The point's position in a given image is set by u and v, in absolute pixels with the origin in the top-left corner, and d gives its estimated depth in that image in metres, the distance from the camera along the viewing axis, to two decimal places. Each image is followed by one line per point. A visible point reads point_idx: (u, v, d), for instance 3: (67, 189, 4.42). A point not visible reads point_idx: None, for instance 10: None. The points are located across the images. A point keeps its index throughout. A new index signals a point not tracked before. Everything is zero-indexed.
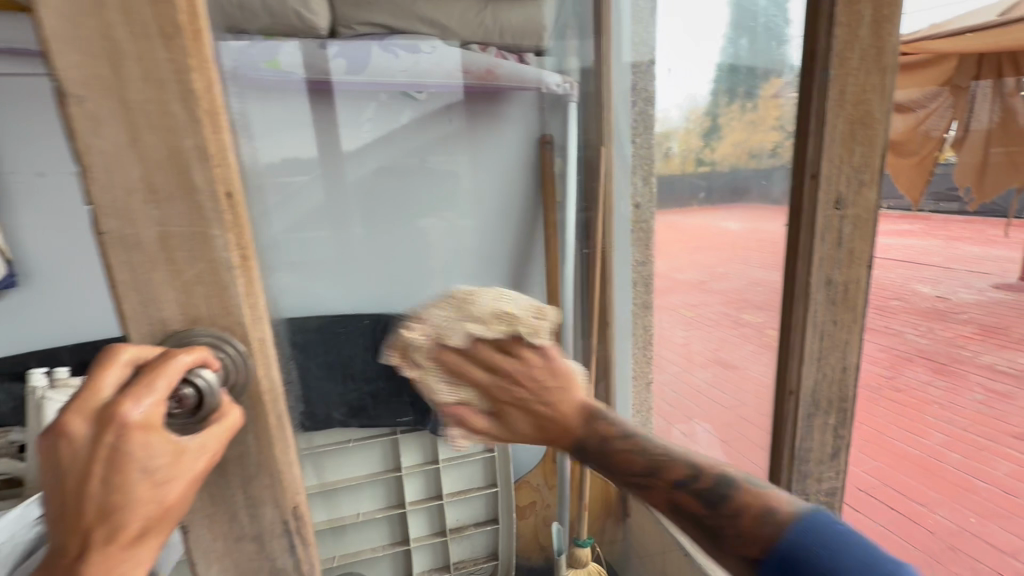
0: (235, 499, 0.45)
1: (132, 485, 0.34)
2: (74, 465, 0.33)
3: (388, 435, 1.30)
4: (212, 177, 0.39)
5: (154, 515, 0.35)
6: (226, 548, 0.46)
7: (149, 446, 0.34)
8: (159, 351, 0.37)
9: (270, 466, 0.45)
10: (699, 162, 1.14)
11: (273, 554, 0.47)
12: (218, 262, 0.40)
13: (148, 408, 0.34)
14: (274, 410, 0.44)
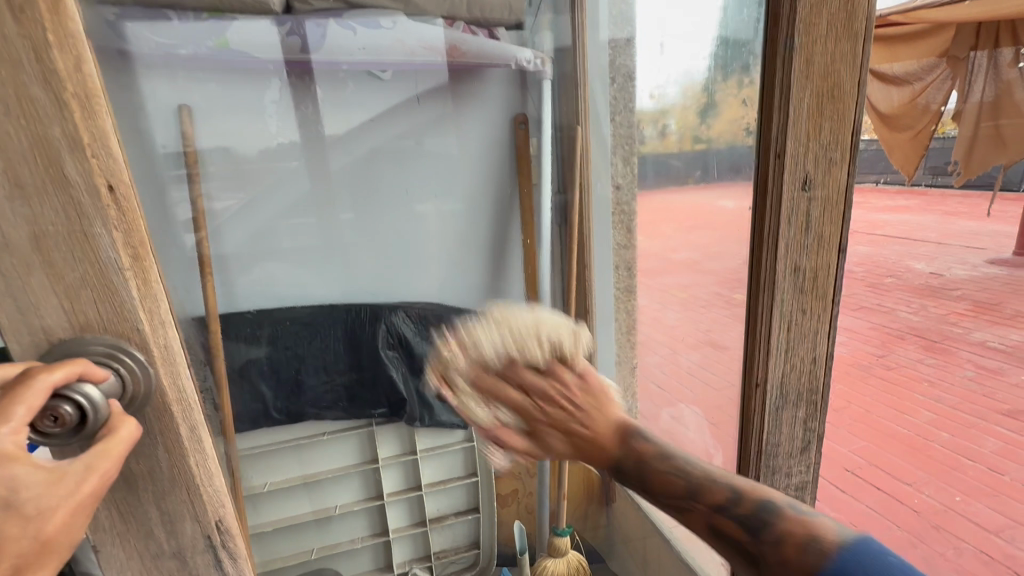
0: (149, 516, 0.41)
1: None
2: None
3: (365, 426, 1.28)
4: (88, 169, 0.34)
5: (29, 555, 0.31)
6: (143, 567, 0.42)
7: (12, 479, 0.30)
8: (20, 371, 0.33)
9: (187, 482, 0.41)
10: (697, 140, 0.97)
11: (197, 570, 0.44)
12: (104, 264, 0.35)
13: (5, 438, 0.30)
14: (186, 421, 0.40)
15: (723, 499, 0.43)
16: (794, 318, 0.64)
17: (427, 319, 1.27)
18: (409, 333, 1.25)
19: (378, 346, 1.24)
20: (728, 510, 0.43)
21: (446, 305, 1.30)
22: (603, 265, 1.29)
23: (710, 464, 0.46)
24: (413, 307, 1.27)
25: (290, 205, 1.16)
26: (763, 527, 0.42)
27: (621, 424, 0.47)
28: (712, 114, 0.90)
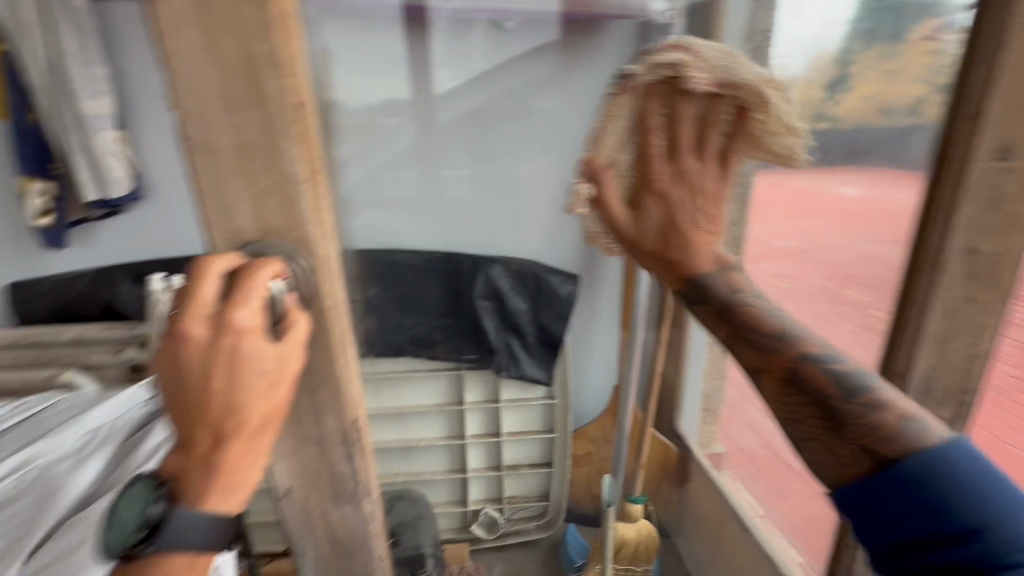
0: (301, 406, 0.45)
1: (250, 385, 0.37)
2: (196, 366, 0.36)
3: (452, 369, 1.33)
4: (283, 86, 0.37)
5: (269, 413, 0.39)
6: (291, 449, 0.47)
7: (260, 351, 0.37)
8: (246, 260, 0.39)
9: (333, 382, 0.45)
10: (829, 121, 0.85)
11: (334, 460, 0.48)
12: (287, 175, 0.39)
13: (254, 315, 0.37)
14: (338, 327, 0.44)
15: (813, 357, 0.49)
16: (957, 308, 0.59)
17: (523, 275, 1.30)
18: (505, 285, 1.29)
19: (475, 295, 1.27)
20: (800, 362, 0.49)
21: (545, 264, 1.31)
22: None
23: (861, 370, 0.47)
24: (511, 262, 1.29)
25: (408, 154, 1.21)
26: (889, 423, 0.42)
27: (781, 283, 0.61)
28: (842, 89, 0.84)
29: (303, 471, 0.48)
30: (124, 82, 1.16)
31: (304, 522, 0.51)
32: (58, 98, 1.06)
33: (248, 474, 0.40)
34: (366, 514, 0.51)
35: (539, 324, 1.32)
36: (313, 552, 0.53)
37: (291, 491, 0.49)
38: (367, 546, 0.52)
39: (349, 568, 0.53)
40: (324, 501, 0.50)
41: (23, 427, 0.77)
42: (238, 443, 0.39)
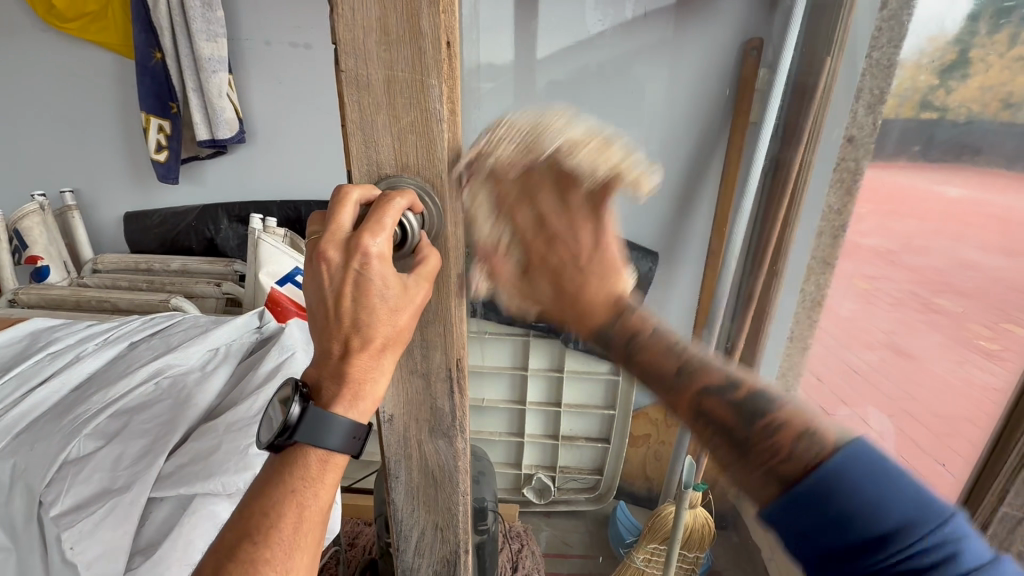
0: (413, 338, 0.51)
1: (375, 307, 0.40)
2: (333, 286, 0.40)
3: (521, 335, 1.25)
4: (437, 25, 0.39)
5: (391, 336, 0.41)
6: (402, 377, 0.53)
7: (384, 277, 0.39)
8: (377, 192, 0.41)
9: (444, 318, 0.50)
10: (923, 106, 0.87)
11: (435, 395, 0.54)
12: (430, 113, 0.42)
13: (382, 244, 0.39)
14: (456, 266, 0.48)
15: (717, 385, 0.48)
16: None
17: None
18: None
19: None
20: (705, 393, 0.48)
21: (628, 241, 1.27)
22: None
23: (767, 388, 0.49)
24: None
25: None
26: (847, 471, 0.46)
27: (615, 298, 0.61)
28: (960, 75, 0.80)
29: (408, 400, 0.55)
30: (237, 29, 1.20)
31: (401, 448, 0.58)
32: (183, 42, 1.15)
33: (374, 387, 0.42)
34: (457, 449, 0.57)
35: None
36: (406, 478, 0.60)
37: (394, 418, 0.56)
38: (454, 479, 0.59)
39: (436, 496, 0.60)
40: (422, 430, 0.56)
41: (154, 341, 0.84)
42: (365, 358, 0.41)
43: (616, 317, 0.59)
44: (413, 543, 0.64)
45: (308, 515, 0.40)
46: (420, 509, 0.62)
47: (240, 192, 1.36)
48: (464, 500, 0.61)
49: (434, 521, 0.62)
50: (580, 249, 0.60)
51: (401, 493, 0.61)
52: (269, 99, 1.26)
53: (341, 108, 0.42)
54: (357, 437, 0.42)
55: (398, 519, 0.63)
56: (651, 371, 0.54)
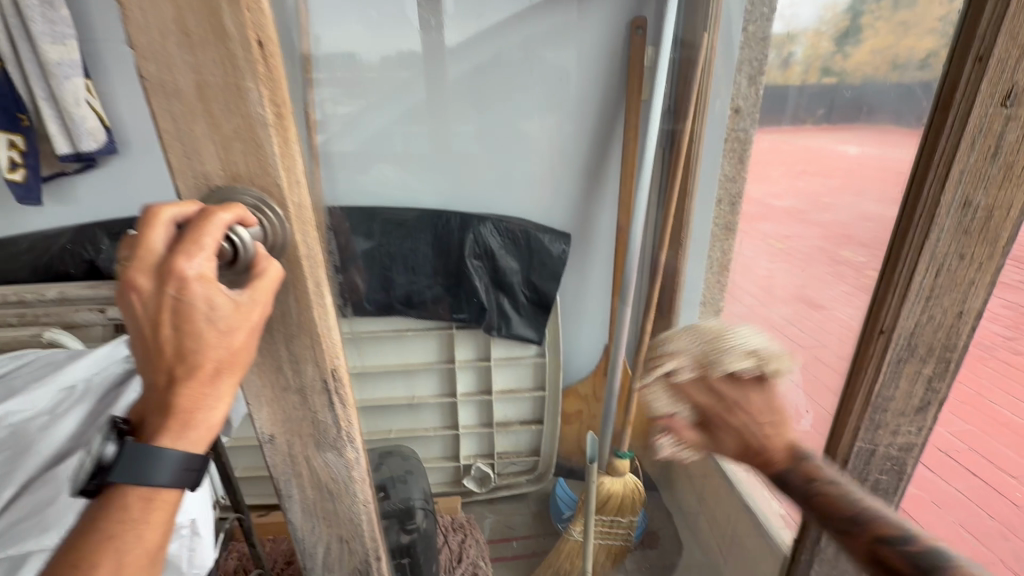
0: (280, 354, 0.50)
1: (202, 331, 0.39)
2: (149, 314, 0.38)
3: (444, 328, 1.33)
4: (242, 23, 0.37)
5: (224, 358, 0.40)
6: (274, 395, 0.53)
7: (209, 300, 0.38)
8: (196, 208, 0.39)
9: (311, 329, 0.49)
10: (825, 71, 0.91)
11: (314, 408, 0.53)
12: (252, 118, 0.40)
13: (201, 264, 0.37)
14: (312, 276, 0.47)
15: (891, 534, 0.42)
16: (945, 265, 0.56)
17: (513, 234, 1.29)
18: (495, 244, 1.28)
19: (465, 254, 1.26)
20: (880, 542, 0.42)
21: (538, 223, 1.31)
22: (704, 196, 1.21)
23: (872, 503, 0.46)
24: (501, 221, 1.28)
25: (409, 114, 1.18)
26: (908, 560, 0.40)
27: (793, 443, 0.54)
28: (853, 40, 0.84)
29: (287, 417, 0.54)
30: (90, 29, 1.09)
31: (289, 466, 0.57)
32: (25, 48, 1.03)
33: (208, 415, 0.42)
34: (349, 459, 0.57)
35: (531, 284, 1.32)
36: (299, 494, 0.59)
37: (276, 437, 0.56)
38: (350, 490, 0.59)
39: (335, 509, 0.60)
40: (308, 444, 0.56)
41: None
42: (196, 385, 0.40)
43: (794, 462, 0.52)
44: (321, 558, 0.64)
45: (130, 558, 0.41)
46: (321, 524, 0.61)
47: (121, 208, 1.25)
48: (366, 510, 0.61)
49: (338, 534, 0.62)
50: (750, 403, 0.58)
51: (298, 511, 0.61)
52: (140, 106, 1.16)
53: (152, 119, 0.41)
54: (192, 468, 0.42)
55: (299, 536, 0.63)
56: (828, 517, 0.48)
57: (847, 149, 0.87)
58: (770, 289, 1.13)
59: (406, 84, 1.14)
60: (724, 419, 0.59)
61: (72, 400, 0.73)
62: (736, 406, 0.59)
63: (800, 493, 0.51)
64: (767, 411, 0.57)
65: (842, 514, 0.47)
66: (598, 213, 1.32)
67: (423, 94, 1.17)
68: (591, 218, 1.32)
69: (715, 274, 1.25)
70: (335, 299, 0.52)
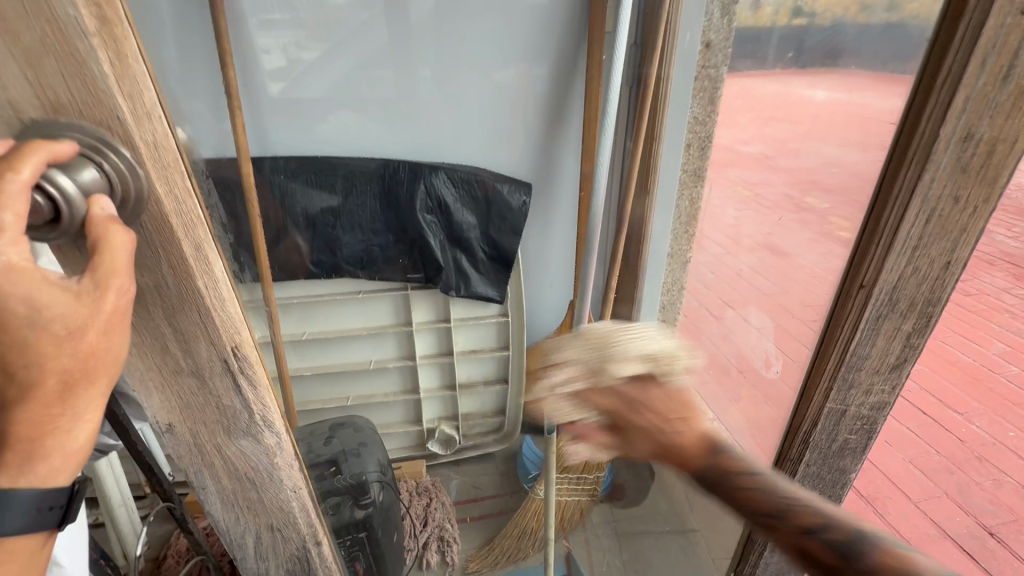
0: (162, 332, 0.40)
1: (29, 343, 0.30)
2: None
3: (399, 289, 1.23)
4: None
5: (72, 369, 0.32)
6: (166, 381, 0.43)
7: (29, 298, 0.30)
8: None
9: (194, 301, 0.38)
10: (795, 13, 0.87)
11: (216, 393, 0.44)
12: (62, 23, 0.29)
13: (6, 251, 0.29)
14: (189, 237, 0.37)
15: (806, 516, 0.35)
16: (937, 210, 0.50)
17: (468, 183, 1.17)
18: (449, 197, 1.16)
19: (417, 209, 1.14)
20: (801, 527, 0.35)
21: (495, 172, 1.20)
22: (674, 143, 1.14)
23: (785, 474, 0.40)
24: (455, 170, 1.16)
25: (361, 58, 1.04)
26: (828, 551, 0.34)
27: None
28: None
29: (186, 405, 0.44)
30: None
31: (197, 456, 0.49)
32: None
33: (64, 439, 0.34)
34: (267, 446, 0.48)
35: (489, 239, 1.21)
36: (215, 485, 0.51)
37: (174, 426, 0.46)
38: (275, 478, 0.51)
39: (261, 499, 0.52)
40: (216, 432, 0.47)
41: None
42: (32, 411, 0.32)
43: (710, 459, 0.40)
44: (253, 547, 0.58)
45: None
46: (246, 514, 0.54)
47: None
48: (297, 496, 0.54)
49: (268, 523, 0.55)
50: (662, 410, 0.46)
51: (216, 503, 0.53)
52: None
53: None
54: (49, 507, 0.35)
55: (223, 526, 0.55)
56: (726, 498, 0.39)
57: (813, 95, 0.88)
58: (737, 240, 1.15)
59: (362, 27, 1.01)
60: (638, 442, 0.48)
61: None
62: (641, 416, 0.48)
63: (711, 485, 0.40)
64: (672, 408, 0.45)
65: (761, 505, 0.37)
66: (561, 162, 1.22)
67: (370, 34, 1.02)
68: (554, 167, 1.22)
69: (682, 225, 1.24)
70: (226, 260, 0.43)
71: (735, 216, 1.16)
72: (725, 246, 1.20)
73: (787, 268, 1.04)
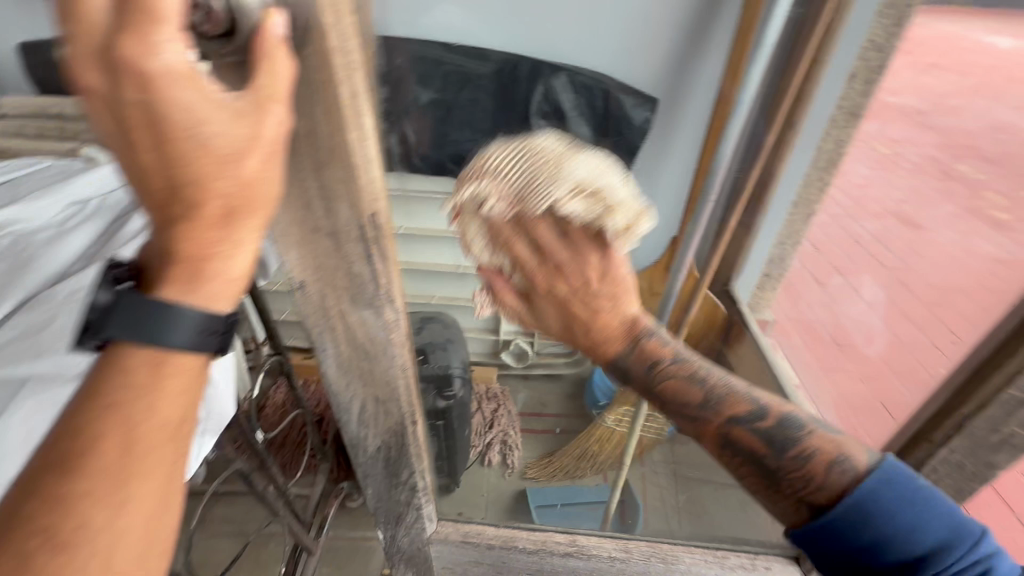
0: (309, 187, 0.39)
1: (191, 156, 0.28)
2: (118, 122, 0.27)
3: None
4: None
5: (233, 193, 0.29)
6: (303, 237, 0.42)
7: (190, 107, 0.26)
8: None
9: (343, 156, 0.37)
10: None
11: (350, 258, 0.43)
12: None
13: (177, 53, 0.25)
14: (352, 84, 0.34)
15: (739, 413, 0.53)
16: None
17: (589, 90, 1.08)
18: (567, 104, 1.07)
19: (531, 112, 1.06)
20: (732, 431, 0.53)
21: (621, 80, 1.08)
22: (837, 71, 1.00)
23: (742, 387, 0.55)
24: (578, 73, 1.07)
25: None
26: (764, 443, 0.52)
27: (636, 321, 0.58)
28: None
29: (318, 264, 0.44)
30: None
31: (321, 320, 0.49)
32: None
33: (225, 265, 0.33)
34: (387, 321, 0.49)
35: (600, 157, 1.13)
36: (333, 351, 0.52)
37: (306, 286, 0.46)
38: (389, 355, 0.52)
39: (371, 370, 0.54)
40: (342, 299, 0.46)
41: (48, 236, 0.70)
42: (199, 228, 0.30)
43: (631, 347, 0.57)
44: (356, 415, 0.61)
45: (138, 437, 0.32)
46: (356, 382, 0.56)
47: None
48: (404, 375, 0.56)
49: (374, 394, 0.58)
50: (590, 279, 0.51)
51: (332, 366, 0.55)
52: None
53: None
54: (212, 331, 0.33)
55: (332, 391, 0.58)
56: (683, 415, 0.56)
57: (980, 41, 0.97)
58: (863, 204, 1.25)
59: None
60: (554, 287, 0.51)
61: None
62: (563, 295, 0.52)
63: (751, 454, 0.52)
64: (604, 296, 0.53)
65: (758, 444, 0.52)
66: (694, 84, 1.09)
67: None
68: (687, 87, 1.09)
69: (820, 171, 1.15)
70: (377, 122, 0.39)
71: (864, 176, 1.23)
72: (848, 210, 1.27)
73: (917, 240, 1.18)
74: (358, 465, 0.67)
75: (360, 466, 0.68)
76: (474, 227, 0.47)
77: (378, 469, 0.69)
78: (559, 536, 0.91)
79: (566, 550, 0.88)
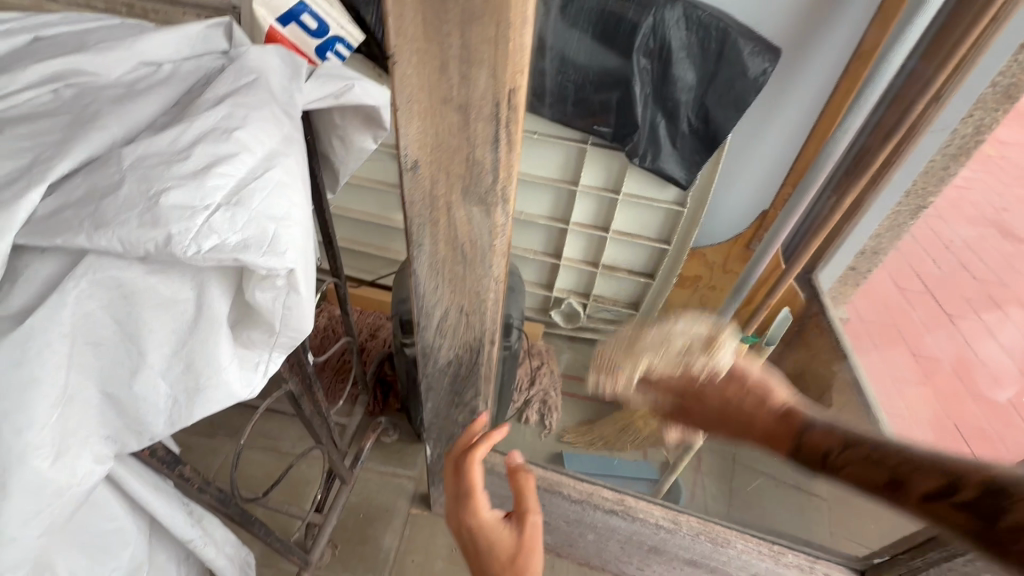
0: (449, 47, 0.33)
1: (491, 540, 0.53)
2: (467, 542, 0.54)
3: (578, 142, 1.07)
4: None
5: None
6: (429, 107, 0.36)
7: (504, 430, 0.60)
8: None
9: (499, 12, 0.31)
10: None
11: (475, 139, 0.38)
12: None
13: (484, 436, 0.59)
14: None
15: (888, 451, 0.40)
16: None
17: (705, 29, 0.92)
18: (676, 43, 0.92)
19: (634, 47, 0.91)
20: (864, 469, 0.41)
21: (743, 23, 0.93)
22: (1004, 44, 0.84)
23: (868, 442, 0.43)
24: (694, 7, 0.90)
25: None
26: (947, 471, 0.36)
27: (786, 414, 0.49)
28: None
29: (437, 144, 0.39)
30: None
31: (426, 210, 0.44)
32: None
33: None
34: (495, 222, 0.44)
35: (702, 108, 1.00)
36: (430, 248, 0.48)
37: (419, 166, 0.41)
38: (488, 262, 0.48)
39: (464, 276, 0.50)
40: (454, 188, 0.42)
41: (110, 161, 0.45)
42: None
43: (785, 423, 0.48)
44: (434, 324, 0.57)
45: None
46: (444, 286, 0.52)
47: None
48: (496, 291, 0.51)
49: (460, 303, 0.53)
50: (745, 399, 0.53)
51: (423, 266, 0.50)
52: None
53: None
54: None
55: (418, 293, 0.53)
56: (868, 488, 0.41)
57: None
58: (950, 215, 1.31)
59: None
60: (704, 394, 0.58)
61: (156, 81, 0.40)
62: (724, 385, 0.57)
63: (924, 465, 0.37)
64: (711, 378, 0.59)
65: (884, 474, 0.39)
66: (826, 40, 0.93)
67: None
68: (818, 43, 0.94)
69: (946, 158, 0.99)
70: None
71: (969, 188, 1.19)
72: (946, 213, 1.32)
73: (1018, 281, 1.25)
74: (424, 377, 0.66)
75: (425, 379, 0.66)
76: (645, 347, 0.71)
77: (443, 385, 0.68)
78: (606, 491, 0.94)
79: (611, 506, 0.92)
